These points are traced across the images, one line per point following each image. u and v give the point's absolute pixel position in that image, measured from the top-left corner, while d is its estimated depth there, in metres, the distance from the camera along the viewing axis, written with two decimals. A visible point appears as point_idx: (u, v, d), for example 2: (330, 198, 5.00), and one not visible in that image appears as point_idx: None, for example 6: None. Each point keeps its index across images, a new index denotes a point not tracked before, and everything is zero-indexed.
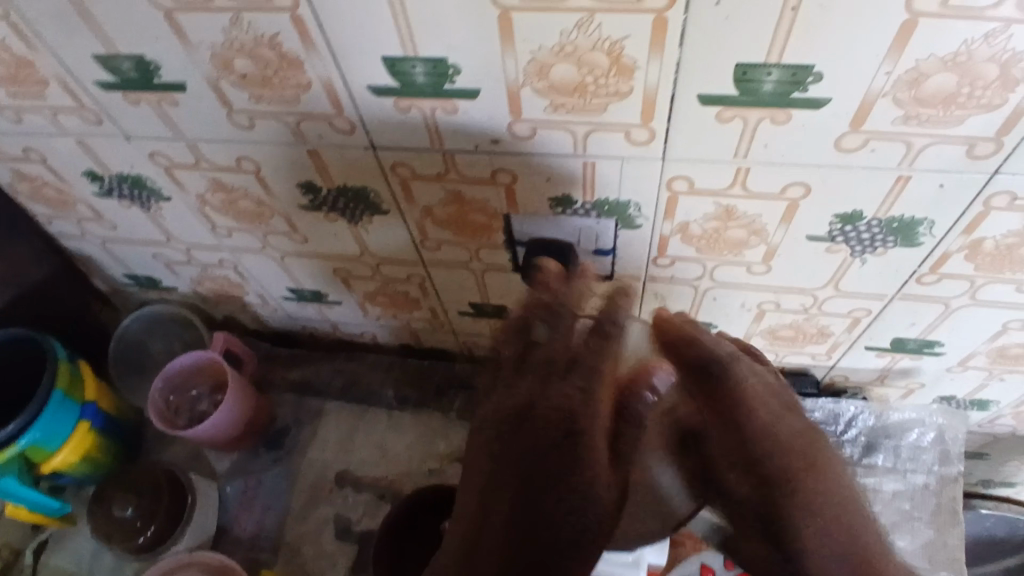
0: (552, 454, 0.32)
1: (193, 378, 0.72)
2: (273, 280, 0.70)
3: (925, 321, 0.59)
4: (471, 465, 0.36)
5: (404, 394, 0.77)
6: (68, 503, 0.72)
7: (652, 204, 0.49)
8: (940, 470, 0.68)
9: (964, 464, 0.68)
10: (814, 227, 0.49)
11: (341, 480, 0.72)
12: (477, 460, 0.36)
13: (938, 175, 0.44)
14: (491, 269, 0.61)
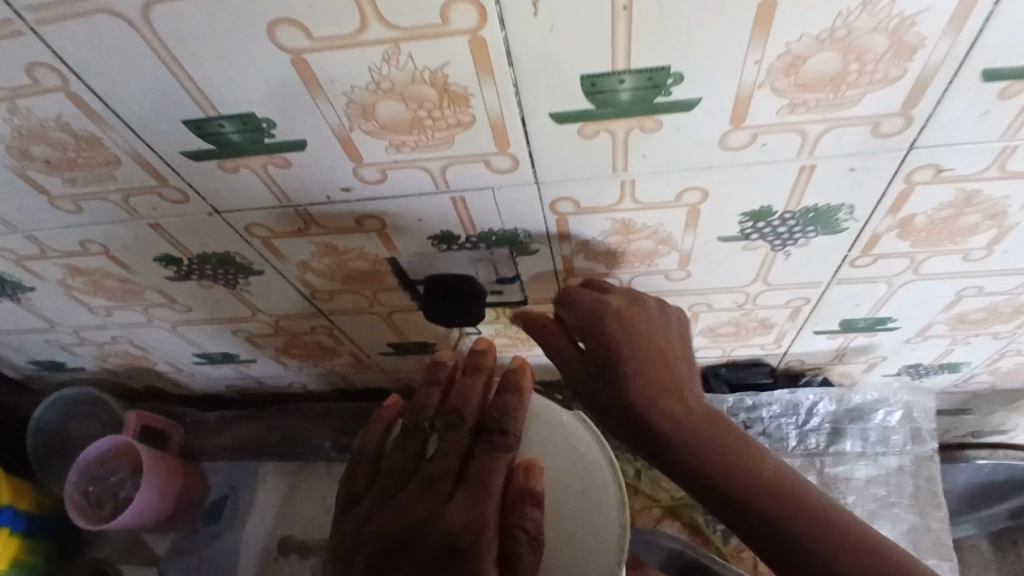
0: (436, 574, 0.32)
1: (112, 463, 0.67)
2: (176, 348, 0.65)
3: (871, 300, 0.54)
4: None
5: (343, 442, 0.72)
6: None
7: (542, 228, 0.44)
8: (914, 449, 0.67)
9: (936, 441, 0.66)
10: (724, 228, 0.44)
11: (285, 547, 0.68)
12: None
13: (847, 158, 0.38)
14: (398, 311, 0.56)
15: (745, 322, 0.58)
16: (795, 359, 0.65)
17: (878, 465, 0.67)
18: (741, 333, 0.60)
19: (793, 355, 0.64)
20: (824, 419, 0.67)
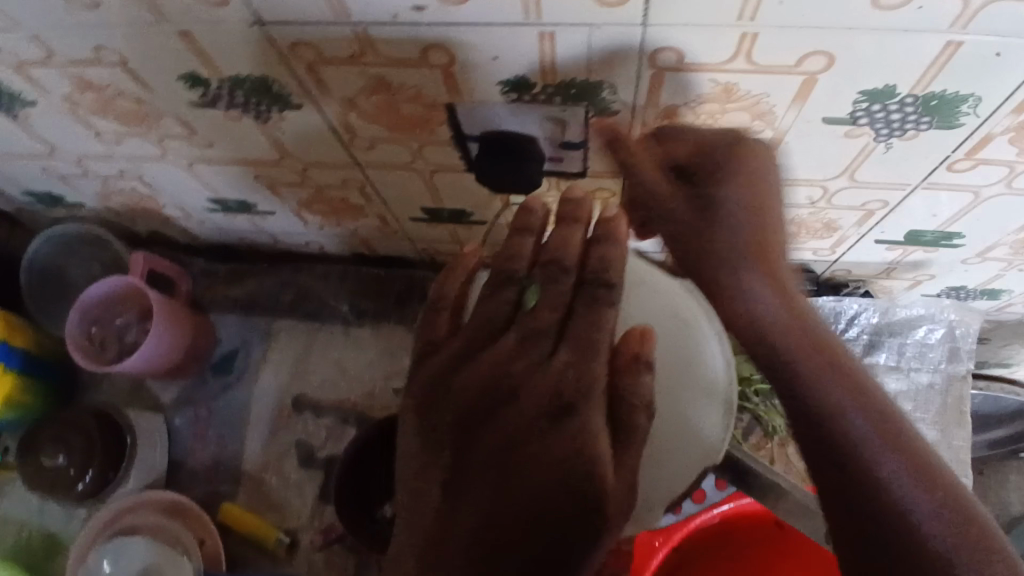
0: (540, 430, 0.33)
1: (116, 305, 0.63)
2: (190, 190, 0.60)
3: (948, 211, 0.49)
4: (439, 444, 0.36)
5: (361, 307, 0.70)
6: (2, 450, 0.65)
7: (630, 85, 0.38)
8: (948, 368, 0.66)
9: (973, 362, 0.65)
10: (832, 107, 0.39)
11: (300, 405, 0.67)
12: (449, 439, 0.35)
13: (998, 39, 0.33)
14: (440, 171, 0.51)
15: (809, 222, 0.54)
16: (842, 269, 0.62)
17: (908, 381, 0.66)
18: (799, 233, 0.56)
19: (843, 263, 0.61)
20: (863, 330, 0.65)
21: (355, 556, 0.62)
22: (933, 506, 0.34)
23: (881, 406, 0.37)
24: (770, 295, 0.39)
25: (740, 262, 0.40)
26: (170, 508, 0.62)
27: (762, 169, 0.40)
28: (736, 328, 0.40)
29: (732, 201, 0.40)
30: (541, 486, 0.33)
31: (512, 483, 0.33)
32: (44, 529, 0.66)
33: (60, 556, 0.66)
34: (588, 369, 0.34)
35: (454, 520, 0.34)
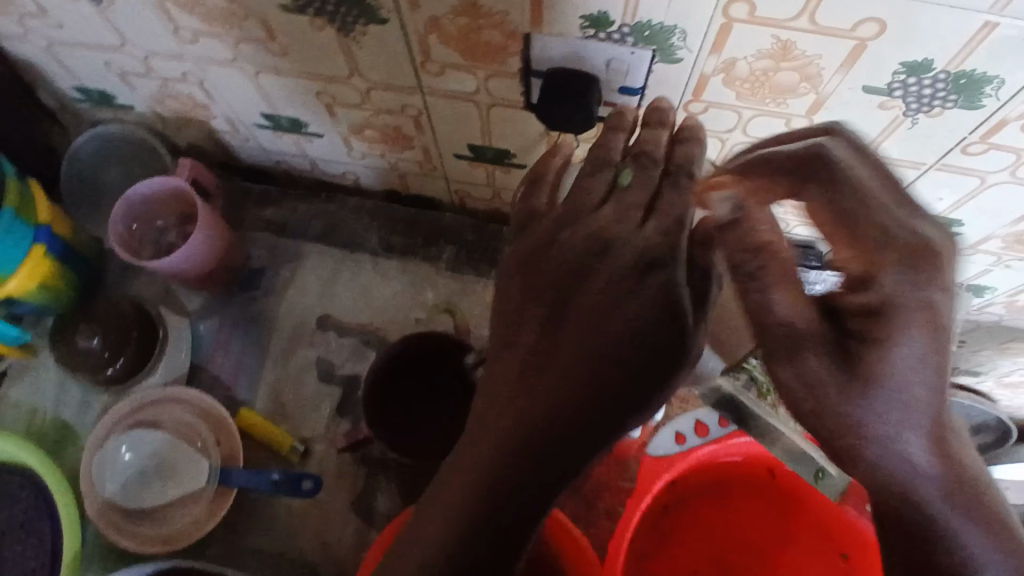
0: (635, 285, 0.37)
1: (154, 205, 0.65)
2: (246, 101, 0.62)
3: (955, 195, 0.54)
4: (537, 292, 0.39)
5: (390, 241, 0.73)
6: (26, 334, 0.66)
7: (701, 32, 0.42)
8: None
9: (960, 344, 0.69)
10: (873, 76, 0.43)
11: (324, 324, 0.69)
12: (548, 288, 0.39)
13: None
14: (499, 105, 0.54)
15: None
16: None
17: None
18: None
19: None
20: None
21: (365, 469, 0.65)
22: (991, 545, 0.38)
23: (966, 472, 0.38)
24: (912, 434, 0.37)
25: (894, 406, 0.36)
26: (192, 404, 0.65)
27: (944, 303, 0.35)
28: (868, 456, 0.38)
29: (890, 389, 0.36)
30: (609, 381, 0.36)
31: (601, 336, 0.37)
32: (57, 417, 0.68)
33: (72, 445, 0.67)
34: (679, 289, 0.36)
35: (545, 360, 0.38)
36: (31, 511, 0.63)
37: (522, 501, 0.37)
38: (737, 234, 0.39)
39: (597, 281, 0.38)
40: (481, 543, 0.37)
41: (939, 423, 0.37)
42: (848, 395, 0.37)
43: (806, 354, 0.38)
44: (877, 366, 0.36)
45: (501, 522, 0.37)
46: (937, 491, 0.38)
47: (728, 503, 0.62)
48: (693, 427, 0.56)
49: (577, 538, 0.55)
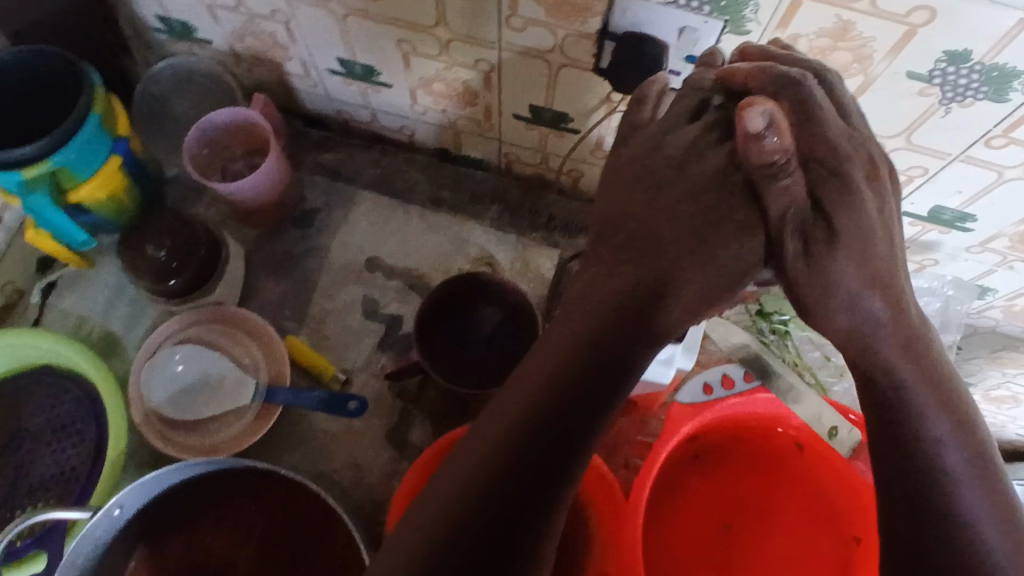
0: (691, 209, 0.40)
1: (222, 132, 0.69)
2: (325, 45, 0.66)
3: (972, 189, 0.60)
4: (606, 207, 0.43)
5: (438, 195, 0.77)
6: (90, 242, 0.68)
7: (772, 7, 0.47)
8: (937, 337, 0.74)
9: (960, 334, 0.73)
10: (918, 63, 0.49)
11: (372, 265, 0.74)
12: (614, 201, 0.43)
13: None
14: (569, 66, 0.59)
15: None
16: None
17: None
18: None
19: None
20: None
21: (400, 403, 0.69)
22: (977, 485, 0.37)
23: (958, 407, 0.39)
24: (873, 296, 0.38)
25: (859, 267, 0.38)
26: (246, 327, 0.68)
27: (889, 212, 0.40)
28: (838, 328, 0.40)
29: (857, 252, 0.38)
30: (627, 331, 0.39)
31: (644, 251, 0.40)
32: (105, 330, 0.70)
33: (118, 354, 0.69)
34: (698, 254, 0.40)
35: (603, 269, 0.41)
36: (75, 412, 0.65)
37: (555, 453, 0.36)
38: (761, 147, 0.37)
39: (610, 253, 0.41)
40: (518, 488, 0.36)
41: (889, 284, 0.38)
42: (815, 251, 0.39)
43: (788, 237, 0.39)
44: (846, 228, 0.38)
45: (536, 472, 0.36)
46: (893, 342, 0.39)
47: (740, 466, 0.65)
48: (719, 380, 0.61)
49: (606, 477, 0.59)
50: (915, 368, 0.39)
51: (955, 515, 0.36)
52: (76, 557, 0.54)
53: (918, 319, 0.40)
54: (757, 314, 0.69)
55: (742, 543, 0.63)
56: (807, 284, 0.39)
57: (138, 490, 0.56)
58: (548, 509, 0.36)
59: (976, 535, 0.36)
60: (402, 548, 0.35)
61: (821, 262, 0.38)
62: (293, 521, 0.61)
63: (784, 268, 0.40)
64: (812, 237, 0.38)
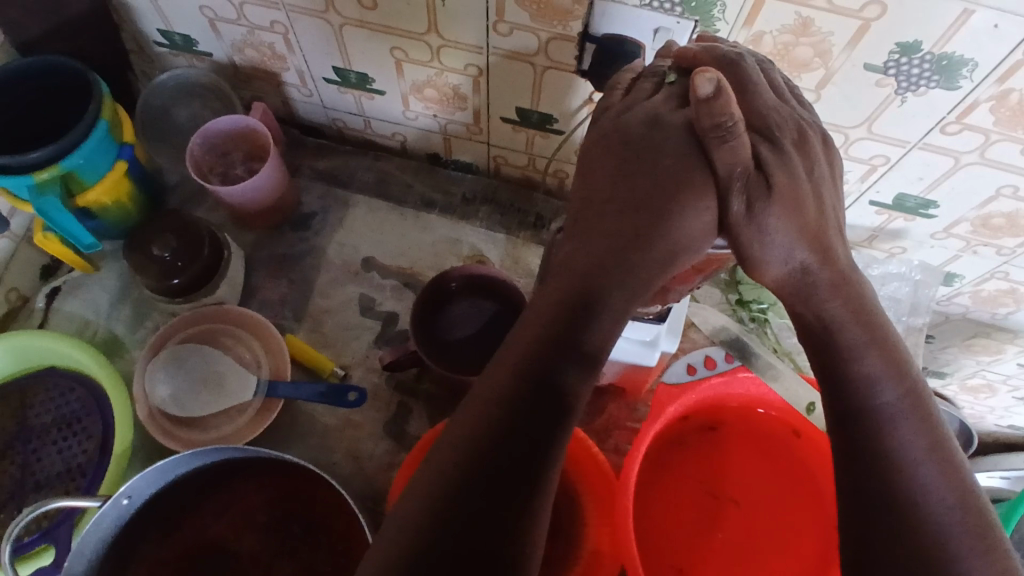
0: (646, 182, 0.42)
1: (225, 140, 0.75)
2: (322, 55, 0.69)
3: (932, 176, 0.64)
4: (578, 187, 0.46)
5: (430, 198, 0.81)
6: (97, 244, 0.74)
7: (739, 5, 0.52)
8: (909, 320, 0.79)
9: (929, 316, 0.78)
10: (874, 55, 0.53)
11: (368, 265, 0.77)
12: (584, 180, 0.46)
13: (997, 14, 0.47)
14: (553, 69, 0.63)
15: None
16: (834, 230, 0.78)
17: None
18: None
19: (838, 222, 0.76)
20: None
21: (397, 395, 0.71)
22: (918, 427, 0.41)
23: (892, 348, 0.42)
24: (803, 250, 0.41)
25: (800, 227, 0.41)
26: (244, 324, 0.71)
27: (837, 183, 0.44)
28: (772, 276, 0.42)
29: (790, 205, 0.40)
30: (559, 353, 0.43)
31: (602, 231, 0.43)
32: (108, 332, 0.74)
33: (122, 353, 0.74)
34: (651, 221, 0.42)
35: (571, 257, 0.44)
36: (81, 410, 0.68)
37: (512, 466, 0.41)
38: (710, 110, 0.39)
39: (553, 275, 0.45)
40: (479, 500, 0.40)
41: (818, 238, 0.41)
42: (755, 204, 0.40)
43: (734, 193, 0.41)
44: (780, 181, 0.40)
45: (496, 484, 0.41)
46: (830, 289, 0.42)
47: (729, 446, 0.67)
48: (702, 359, 0.63)
49: (592, 451, 0.62)
50: (858, 328, 0.42)
51: (899, 458, 0.40)
52: (86, 544, 0.56)
53: (847, 266, 0.42)
54: (736, 304, 0.73)
55: (733, 520, 0.65)
56: (748, 238, 0.41)
57: (143, 481, 0.57)
58: (512, 515, 0.40)
59: (917, 475, 0.40)
60: (384, 557, 0.40)
61: (760, 215, 0.40)
62: (296, 509, 0.64)
63: (726, 224, 0.42)
64: (754, 193, 0.40)
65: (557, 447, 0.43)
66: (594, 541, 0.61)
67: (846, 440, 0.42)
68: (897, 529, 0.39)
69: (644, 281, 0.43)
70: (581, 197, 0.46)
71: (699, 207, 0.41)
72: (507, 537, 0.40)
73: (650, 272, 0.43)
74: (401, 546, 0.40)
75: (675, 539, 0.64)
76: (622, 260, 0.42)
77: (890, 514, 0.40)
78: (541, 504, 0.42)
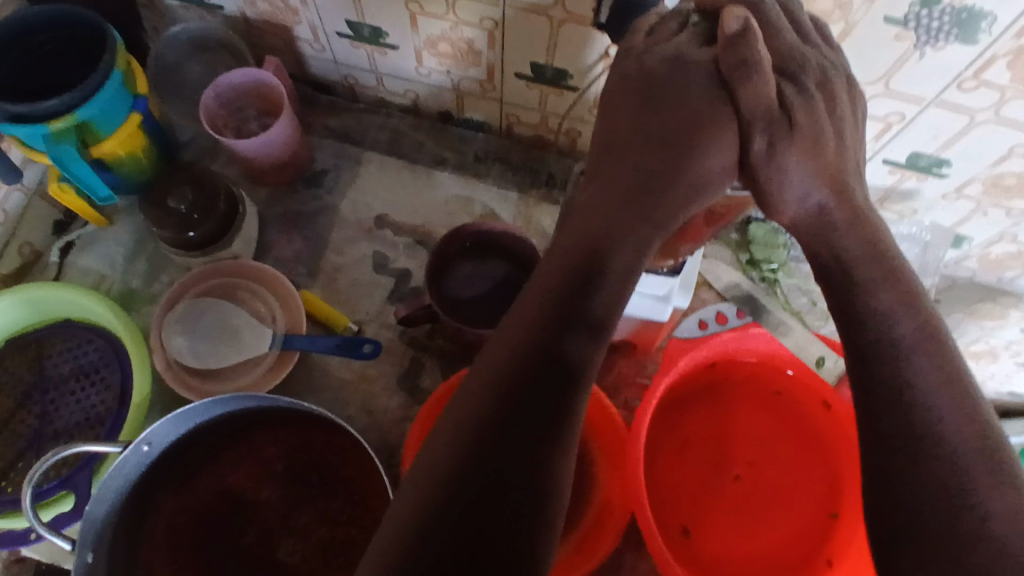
0: (672, 125, 0.46)
1: (239, 95, 0.75)
2: (334, 8, 0.69)
3: (945, 135, 0.64)
4: (605, 125, 0.49)
5: (443, 156, 0.81)
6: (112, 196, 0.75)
7: None
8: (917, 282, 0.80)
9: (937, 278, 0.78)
10: (894, 7, 0.53)
11: (381, 222, 0.77)
12: (611, 118, 0.48)
13: None
14: (570, 21, 0.62)
15: None
16: None
17: None
18: None
19: None
20: None
21: (411, 350, 0.72)
22: (935, 366, 0.41)
23: (907, 287, 0.43)
24: (820, 190, 0.44)
25: (814, 169, 0.44)
26: (264, 280, 0.72)
27: (850, 132, 0.45)
28: (790, 215, 0.46)
29: (809, 144, 0.43)
30: (574, 313, 0.45)
31: (628, 170, 0.47)
32: (124, 286, 0.75)
33: (137, 309, 0.74)
34: (674, 163, 0.46)
35: (597, 195, 0.48)
36: (99, 360, 0.69)
37: (531, 416, 0.43)
38: (738, 47, 0.41)
39: (576, 215, 0.48)
40: (499, 445, 0.42)
41: (832, 179, 0.44)
42: (777, 143, 0.43)
43: (757, 132, 0.44)
44: (804, 123, 0.43)
45: (516, 431, 0.42)
46: (843, 225, 0.44)
47: (735, 404, 0.68)
48: (713, 316, 0.67)
49: (607, 408, 0.64)
50: (875, 267, 0.44)
51: (914, 396, 0.41)
52: (108, 489, 0.56)
53: (865, 207, 0.45)
54: (746, 264, 0.73)
55: (740, 476, 0.66)
56: (767, 175, 0.45)
57: (166, 428, 0.58)
58: (525, 463, 0.42)
59: (930, 411, 0.40)
60: (413, 495, 0.42)
61: (781, 152, 0.43)
62: (312, 459, 0.66)
63: (750, 165, 0.45)
64: (776, 133, 0.43)
65: (574, 401, 0.44)
66: (604, 493, 0.63)
67: (860, 384, 0.43)
68: (910, 465, 0.39)
69: (662, 224, 0.47)
70: (608, 133, 0.48)
71: (720, 145, 0.45)
72: (528, 482, 0.41)
73: (671, 213, 0.47)
74: (429, 488, 0.41)
75: (684, 496, 0.66)
76: (645, 200, 0.46)
77: (905, 450, 0.40)
78: (560, 452, 0.43)
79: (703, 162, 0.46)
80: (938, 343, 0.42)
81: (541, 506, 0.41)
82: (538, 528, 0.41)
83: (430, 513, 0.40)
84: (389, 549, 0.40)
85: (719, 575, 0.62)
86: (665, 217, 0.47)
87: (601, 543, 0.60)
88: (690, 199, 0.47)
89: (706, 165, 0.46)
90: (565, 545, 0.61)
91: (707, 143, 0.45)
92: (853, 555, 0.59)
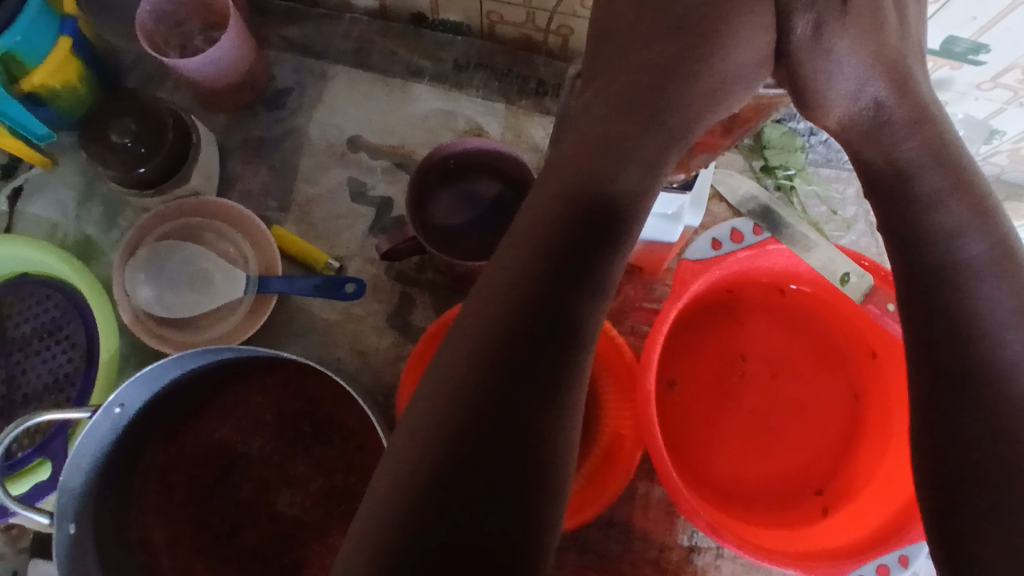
0: (703, 11, 0.42)
1: (179, 6, 0.66)
2: None
3: (989, 15, 0.56)
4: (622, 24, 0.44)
5: (419, 66, 0.72)
6: (51, 134, 0.67)
7: None
8: None
9: None
10: None
11: (355, 146, 0.70)
12: (624, 14, 0.44)
13: None
14: None
15: None
16: None
17: None
18: None
19: None
20: None
21: (398, 286, 0.66)
22: (1005, 289, 0.38)
23: (976, 197, 0.39)
24: (878, 83, 0.40)
25: (856, 59, 0.40)
26: (232, 221, 0.65)
27: (890, 13, 0.41)
28: (839, 116, 0.42)
29: (864, 27, 0.40)
30: (577, 247, 0.39)
31: (643, 69, 0.42)
32: (80, 234, 0.68)
33: (97, 257, 0.68)
34: (699, 54, 0.42)
35: (606, 100, 0.43)
36: (61, 318, 0.64)
37: (533, 365, 0.37)
38: None
39: (577, 130, 0.43)
40: (497, 398, 0.37)
41: (886, 69, 0.40)
42: (826, 24, 0.40)
43: (800, 14, 0.40)
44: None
45: (515, 381, 0.37)
46: (900, 121, 0.40)
47: (749, 323, 0.64)
48: (728, 233, 0.57)
49: (615, 340, 0.60)
50: (938, 178, 0.39)
51: (981, 322, 0.38)
52: (82, 458, 0.50)
53: (927, 99, 0.41)
54: (760, 170, 0.67)
55: (756, 399, 0.62)
56: (811, 65, 0.41)
57: (137, 387, 0.52)
58: (525, 420, 0.36)
59: (1002, 341, 0.37)
60: (397, 464, 0.37)
61: (829, 36, 0.40)
62: (303, 407, 0.62)
63: (789, 55, 0.42)
64: (825, 12, 0.40)
65: (580, 347, 0.39)
66: (613, 425, 0.59)
67: (916, 310, 0.40)
68: (974, 399, 0.37)
69: (687, 130, 0.42)
70: (624, 34, 0.44)
71: (754, 29, 0.41)
72: (531, 441, 0.36)
73: (687, 119, 0.42)
74: (416, 452, 0.36)
75: (695, 421, 0.62)
76: (662, 103, 0.42)
77: (968, 383, 0.37)
78: (566, 406, 0.38)
79: (738, 51, 0.41)
80: (1012, 260, 0.38)
81: (544, 471, 0.36)
82: (541, 496, 0.36)
83: (425, 478, 0.35)
84: (379, 516, 0.35)
85: (741, 502, 0.60)
86: (689, 120, 0.42)
87: (612, 477, 0.56)
88: (719, 99, 0.42)
89: (738, 54, 0.42)
90: (574, 482, 0.57)
91: (741, 29, 0.41)
92: (881, 475, 0.57)
